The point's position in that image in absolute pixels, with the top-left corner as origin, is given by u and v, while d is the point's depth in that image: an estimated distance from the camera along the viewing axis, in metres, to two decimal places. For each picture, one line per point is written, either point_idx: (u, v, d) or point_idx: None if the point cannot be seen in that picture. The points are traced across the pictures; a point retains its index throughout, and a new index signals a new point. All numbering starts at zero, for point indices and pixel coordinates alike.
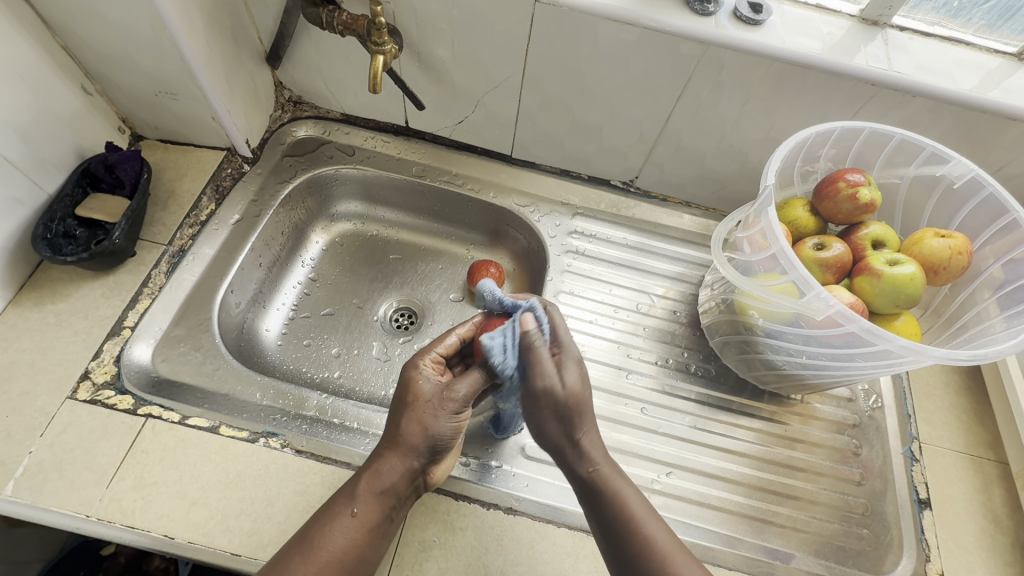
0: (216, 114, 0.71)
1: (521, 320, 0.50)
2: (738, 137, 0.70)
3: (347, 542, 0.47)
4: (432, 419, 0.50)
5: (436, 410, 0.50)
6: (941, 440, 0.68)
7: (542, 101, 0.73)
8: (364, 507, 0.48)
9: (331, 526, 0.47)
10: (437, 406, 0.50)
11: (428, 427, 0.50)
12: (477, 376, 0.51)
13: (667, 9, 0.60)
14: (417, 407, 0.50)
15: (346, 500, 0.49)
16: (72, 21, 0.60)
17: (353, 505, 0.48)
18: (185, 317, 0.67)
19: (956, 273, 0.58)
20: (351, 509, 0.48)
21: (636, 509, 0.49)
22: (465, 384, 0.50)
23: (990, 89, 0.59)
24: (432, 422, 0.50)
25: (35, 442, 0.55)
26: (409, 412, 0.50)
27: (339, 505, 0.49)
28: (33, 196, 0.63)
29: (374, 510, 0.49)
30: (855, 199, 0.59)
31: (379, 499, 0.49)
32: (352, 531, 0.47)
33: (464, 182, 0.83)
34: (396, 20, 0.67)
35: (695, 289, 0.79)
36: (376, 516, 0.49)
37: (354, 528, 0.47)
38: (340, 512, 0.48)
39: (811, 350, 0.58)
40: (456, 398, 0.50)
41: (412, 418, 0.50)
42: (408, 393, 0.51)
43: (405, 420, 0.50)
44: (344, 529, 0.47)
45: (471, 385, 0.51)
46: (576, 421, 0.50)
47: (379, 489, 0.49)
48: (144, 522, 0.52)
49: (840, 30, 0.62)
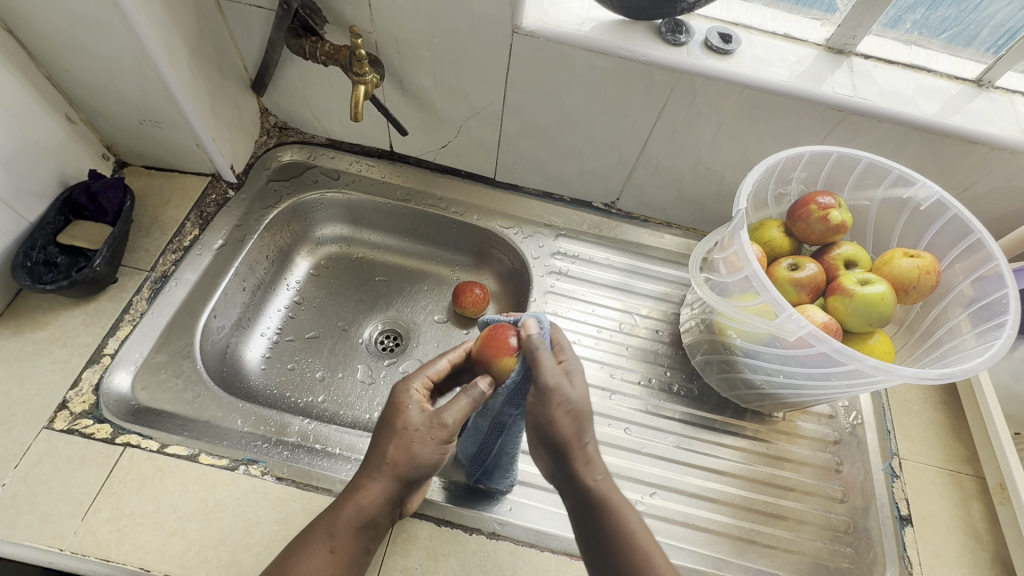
0: (201, 141, 0.72)
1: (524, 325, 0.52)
2: (713, 160, 0.72)
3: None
4: (422, 451, 0.49)
5: (426, 440, 0.49)
6: (920, 456, 0.69)
7: (523, 126, 0.75)
8: (343, 543, 0.47)
9: (307, 564, 0.45)
10: (427, 439, 0.49)
11: (418, 459, 0.49)
12: (465, 402, 0.51)
13: (639, 39, 0.62)
14: (408, 438, 0.49)
15: (324, 533, 0.47)
16: (58, 53, 0.61)
17: (332, 541, 0.47)
18: (167, 343, 0.66)
19: (926, 292, 0.59)
20: (329, 546, 0.46)
21: (636, 530, 0.49)
22: (455, 411, 0.50)
23: (952, 114, 0.61)
24: (421, 456, 0.49)
25: (9, 474, 0.55)
26: (399, 442, 0.49)
27: (316, 540, 0.47)
28: (14, 224, 0.63)
29: (354, 543, 0.48)
30: (826, 220, 0.61)
31: (361, 534, 0.48)
32: (331, 566, 0.46)
33: (448, 205, 0.84)
34: (378, 49, 0.69)
35: (678, 308, 0.80)
36: (356, 549, 0.48)
37: (333, 564, 0.46)
38: (318, 548, 0.46)
39: (789, 369, 0.59)
40: (448, 427, 0.50)
41: (402, 450, 0.49)
42: (396, 422, 0.50)
43: (391, 454, 0.49)
44: (320, 565, 0.46)
45: (460, 415, 0.50)
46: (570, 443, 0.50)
47: (359, 521, 0.48)
48: (120, 556, 0.51)
49: (807, 59, 0.64)
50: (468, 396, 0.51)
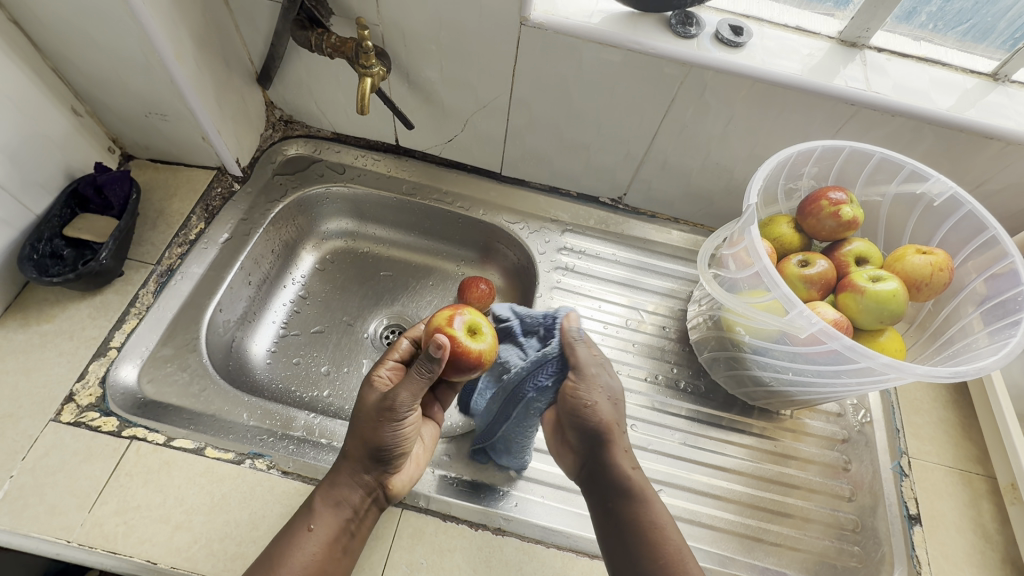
0: (206, 134, 0.72)
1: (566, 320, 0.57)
2: (723, 155, 0.71)
3: (306, 558, 0.48)
4: (374, 430, 0.52)
5: (375, 421, 0.52)
6: (930, 455, 0.68)
7: (531, 120, 0.74)
8: (319, 521, 0.50)
9: (292, 544, 0.49)
10: (380, 418, 0.52)
11: (369, 439, 0.52)
12: (412, 379, 0.51)
13: (650, 31, 0.61)
14: (360, 422, 0.54)
15: (304, 516, 0.51)
16: (63, 44, 0.61)
17: (310, 521, 0.50)
18: (173, 337, 0.66)
19: (939, 289, 0.59)
20: (309, 525, 0.50)
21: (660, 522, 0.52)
22: (401, 391, 0.51)
23: (968, 109, 0.60)
24: (376, 433, 0.52)
25: (16, 466, 0.55)
26: (354, 427, 0.54)
27: (297, 523, 0.51)
28: (20, 217, 0.63)
29: (329, 523, 0.50)
30: (838, 216, 0.60)
31: (334, 512, 0.51)
32: (309, 545, 0.49)
33: (453, 200, 0.84)
34: (384, 42, 0.68)
35: (685, 304, 0.79)
36: (333, 531, 0.50)
37: (311, 542, 0.49)
38: (298, 527, 0.50)
39: (797, 366, 0.58)
40: (393, 405, 0.51)
41: (356, 434, 0.54)
42: (356, 410, 0.55)
43: (351, 436, 0.54)
44: (301, 544, 0.49)
45: (405, 393, 0.51)
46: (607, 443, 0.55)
47: (330, 501, 0.51)
48: (126, 548, 0.52)
49: (819, 52, 0.63)
50: (417, 372, 0.51)
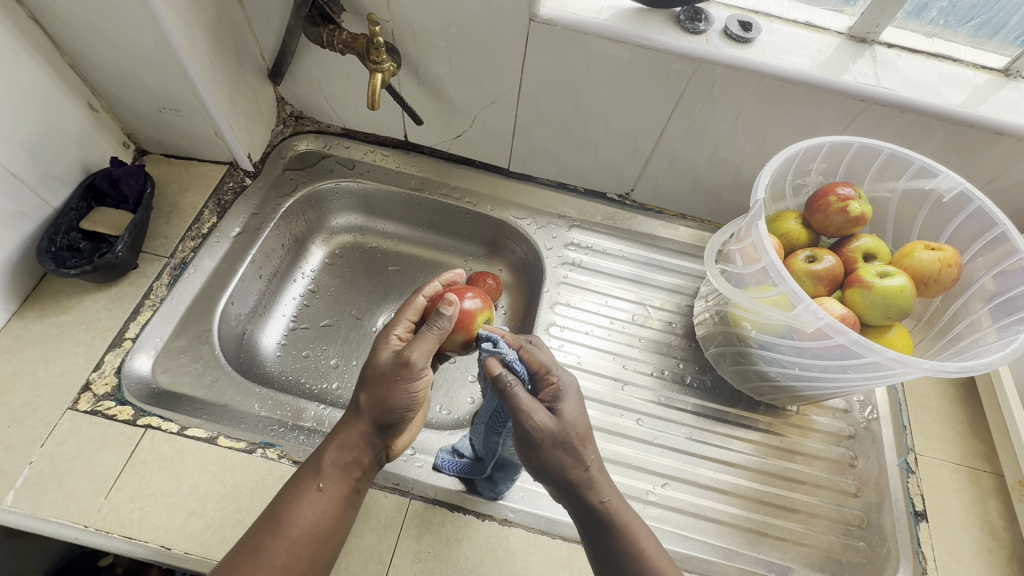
0: (219, 129, 0.73)
1: (487, 365, 0.49)
2: (731, 151, 0.71)
3: (317, 515, 0.48)
4: (389, 391, 0.50)
5: (391, 382, 0.50)
6: (937, 452, 0.68)
7: (539, 116, 0.74)
8: (330, 482, 0.49)
9: (300, 503, 0.48)
10: (394, 379, 0.50)
11: (384, 400, 0.50)
12: (431, 336, 0.51)
13: (658, 27, 0.61)
14: (375, 380, 0.51)
15: (312, 475, 0.50)
16: (81, 40, 0.62)
17: (319, 480, 0.49)
18: (186, 329, 0.68)
19: (947, 285, 0.58)
20: (318, 484, 0.49)
21: (647, 547, 0.48)
22: (420, 347, 0.50)
23: (978, 105, 0.60)
24: (388, 395, 0.50)
25: (35, 452, 0.56)
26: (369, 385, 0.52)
27: (306, 480, 0.49)
28: (38, 210, 0.64)
29: (340, 484, 0.50)
30: (846, 212, 0.60)
31: (345, 473, 0.50)
32: (320, 504, 0.48)
33: (462, 195, 0.84)
34: (394, 38, 0.69)
35: (691, 300, 0.79)
36: (343, 491, 0.50)
37: (321, 502, 0.48)
38: (306, 487, 0.49)
39: (804, 361, 0.58)
40: (409, 365, 0.50)
41: (371, 393, 0.51)
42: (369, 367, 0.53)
43: (359, 399, 0.52)
44: (312, 503, 0.48)
45: (422, 349, 0.50)
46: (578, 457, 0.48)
47: (341, 463, 0.50)
48: (142, 533, 0.53)
49: (829, 48, 0.63)
50: (433, 329, 0.51)
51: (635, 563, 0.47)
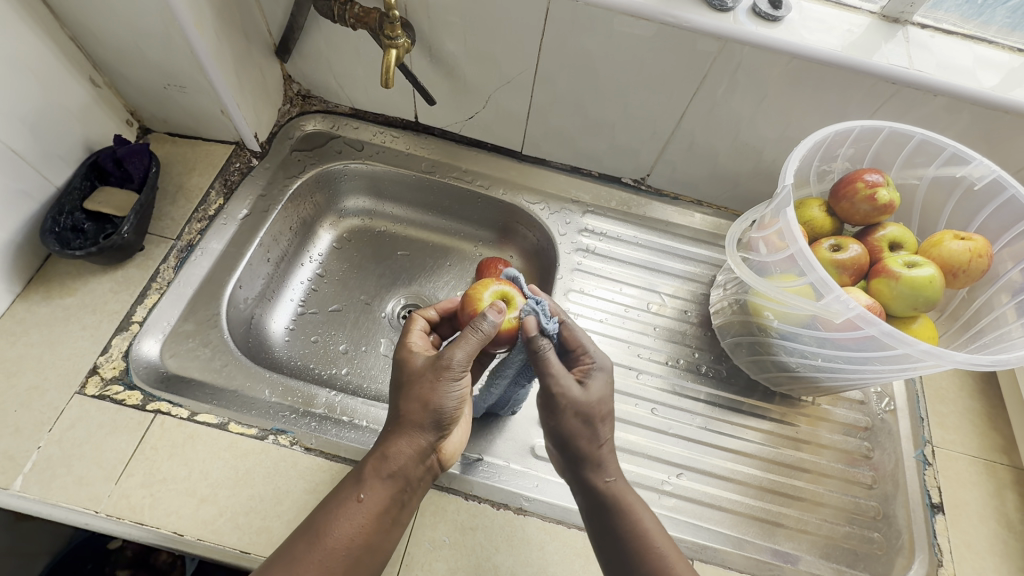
0: (226, 108, 0.71)
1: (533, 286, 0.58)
2: (752, 136, 0.69)
3: (356, 528, 0.48)
4: (433, 393, 0.50)
5: (434, 383, 0.50)
6: (954, 444, 0.67)
7: (555, 97, 0.72)
8: (369, 492, 0.49)
9: (342, 515, 0.48)
10: (437, 385, 0.50)
11: (429, 402, 0.50)
12: (470, 339, 0.50)
13: (684, 4, 0.59)
14: (415, 386, 0.51)
15: (353, 485, 0.50)
16: (82, 12, 0.60)
17: (359, 491, 0.49)
18: (194, 312, 0.66)
19: (976, 276, 0.57)
20: (359, 495, 0.49)
21: (649, 525, 0.52)
22: (461, 350, 0.50)
23: (1015, 89, 0.58)
24: (433, 396, 0.50)
25: (43, 437, 0.55)
26: (409, 390, 0.51)
27: (347, 491, 0.50)
28: (41, 189, 0.62)
29: (381, 495, 0.50)
30: (873, 200, 0.58)
31: (388, 483, 0.50)
32: (359, 516, 0.48)
33: (474, 178, 0.82)
34: (408, 13, 0.66)
35: (707, 288, 0.78)
36: (384, 502, 0.50)
37: (362, 513, 0.49)
38: (348, 497, 0.49)
39: (827, 352, 0.57)
40: (451, 365, 0.50)
41: (414, 396, 0.51)
42: (405, 371, 0.52)
43: (406, 400, 0.51)
44: (350, 514, 0.48)
45: (460, 351, 0.50)
46: (597, 425, 0.53)
47: (385, 472, 0.50)
48: (153, 519, 0.52)
49: (860, 28, 0.61)
50: (475, 332, 0.50)
51: (637, 539, 0.51)
